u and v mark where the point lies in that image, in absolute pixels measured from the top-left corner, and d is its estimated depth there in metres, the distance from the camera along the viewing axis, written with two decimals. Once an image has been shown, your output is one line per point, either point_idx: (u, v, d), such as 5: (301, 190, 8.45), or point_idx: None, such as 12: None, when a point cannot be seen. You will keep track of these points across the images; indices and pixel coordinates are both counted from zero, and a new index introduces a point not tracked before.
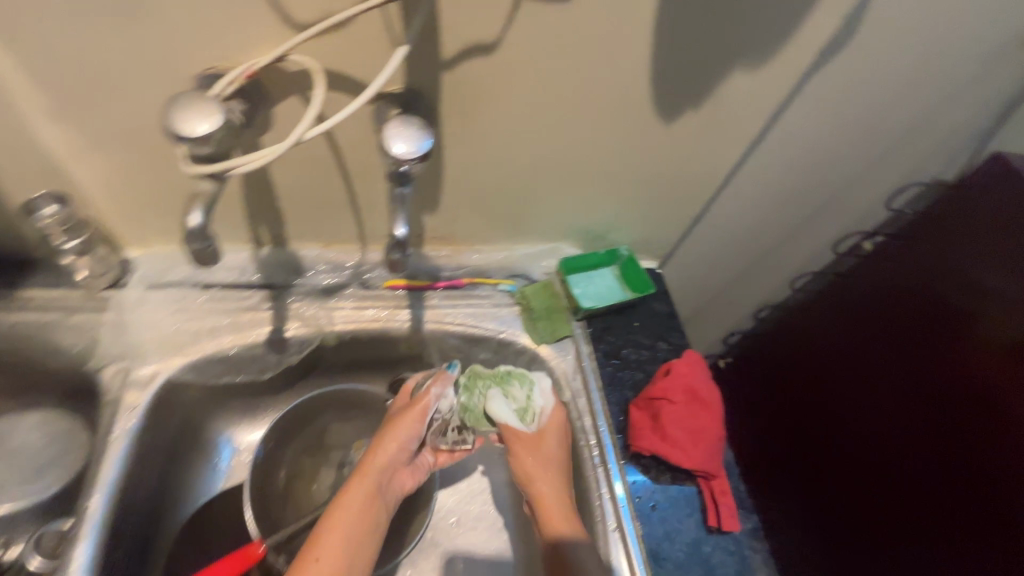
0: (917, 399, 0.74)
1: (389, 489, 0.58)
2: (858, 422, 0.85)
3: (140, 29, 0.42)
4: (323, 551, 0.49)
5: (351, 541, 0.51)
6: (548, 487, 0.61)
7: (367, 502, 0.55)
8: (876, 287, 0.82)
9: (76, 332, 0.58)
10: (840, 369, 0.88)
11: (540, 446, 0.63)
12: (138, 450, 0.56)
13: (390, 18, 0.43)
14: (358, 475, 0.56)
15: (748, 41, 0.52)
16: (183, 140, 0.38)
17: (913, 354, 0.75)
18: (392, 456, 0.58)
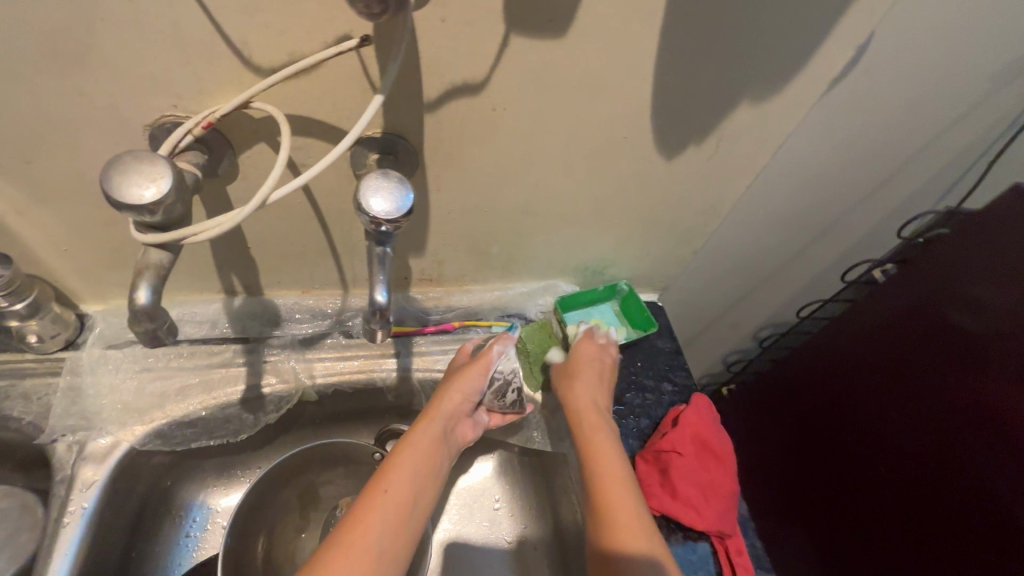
0: (928, 432, 0.71)
1: (453, 435, 0.58)
2: (867, 460, 0.80)
3: (80, 78, 0.37)
4: (392, 484, 0.48)
5: (420, 478, 0.51)
6: (601, 427, 0.57)
7: (435, 446, 0.54)
8: (887, 319, 0.79)
9: (26, 402, 0.53)
10: (850, 404, 0.84)
11: (586, 383, 0.61)
12: (95, 533, 0.50)
13: (365, 60, 0.39)
14: (425, 421, 0.55)
15: (756, 74, 0.48)
16: (123, 208, 0.33)
17: (924, 384, 0.72)
18: (458, 406, 0.58)
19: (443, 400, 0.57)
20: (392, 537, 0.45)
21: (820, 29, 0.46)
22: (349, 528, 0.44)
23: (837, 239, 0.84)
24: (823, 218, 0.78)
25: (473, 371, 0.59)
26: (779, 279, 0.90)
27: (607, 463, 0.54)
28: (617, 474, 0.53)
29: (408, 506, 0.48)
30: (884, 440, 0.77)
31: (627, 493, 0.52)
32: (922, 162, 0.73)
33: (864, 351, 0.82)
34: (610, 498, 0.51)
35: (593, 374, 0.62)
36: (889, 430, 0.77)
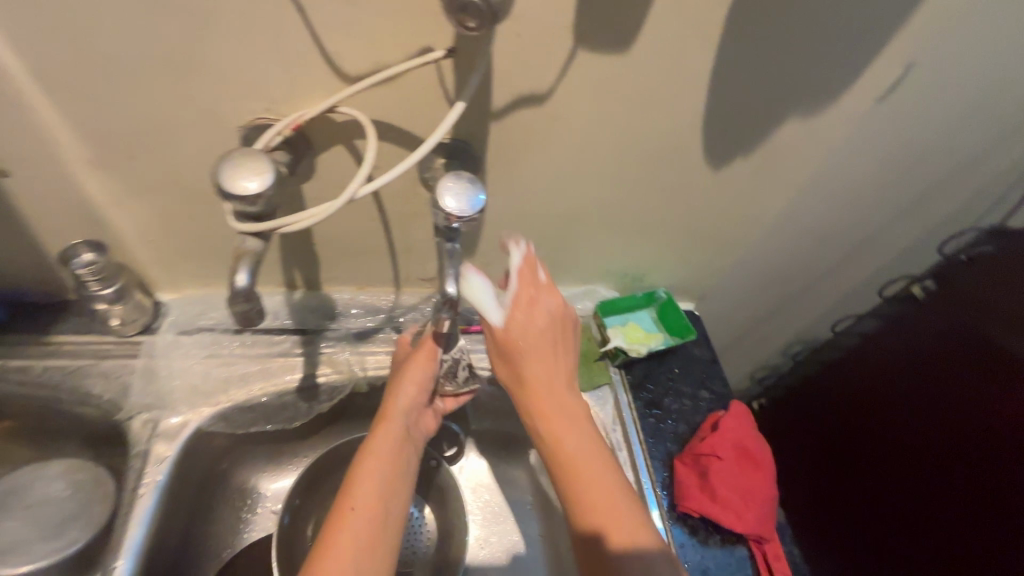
0: (963, 448, 0.72)
1: (416, 430, 0.55)
2: (901, 476, 0.81)
3: (189, 84, 0.42)
4: (359, 501, 0.46)
5: (386, 486, 0.49)
6: (571, 426, 0.51)
7: (395, 448, 0.51)
8: (920, 337, 0.80)
9: (106, 380, 0.57)
10: (882, 418, 0.85)
11: (541, 370, 0.52)
12: (164, 505, 0.53)
13: (442, 71, 0.42)
14: (381, 420, 0.53)
15: (805, 91, 0.51)
16: (230, 199, 0.37)
17: (958, 401, 0.73)
18: (414, 398, 0.55)
19: (397, 396, 0.54)
20: (367, 555, 0.44)
21: (870, 49, 0.48)
22: (326, 552, 0.43)
23: (873, 256, 0.84)
24: (861, 234, 0.79)
25: (420, 359, 0.55)
26: (816, 293, 0.90)
27: (586, 472, 0.49)
28: (600, 480, 0.48)
29: (379, 520, 0.46)
30: (916, 455, 0.78)
31: (613, 499, 0.48)
32: (964, 180, 0.74)
33: (896, 368, 0.83)
34: (593, 515, 0.47)
35: (542, 353, 0.53)
36: (922, 446, 0.77)
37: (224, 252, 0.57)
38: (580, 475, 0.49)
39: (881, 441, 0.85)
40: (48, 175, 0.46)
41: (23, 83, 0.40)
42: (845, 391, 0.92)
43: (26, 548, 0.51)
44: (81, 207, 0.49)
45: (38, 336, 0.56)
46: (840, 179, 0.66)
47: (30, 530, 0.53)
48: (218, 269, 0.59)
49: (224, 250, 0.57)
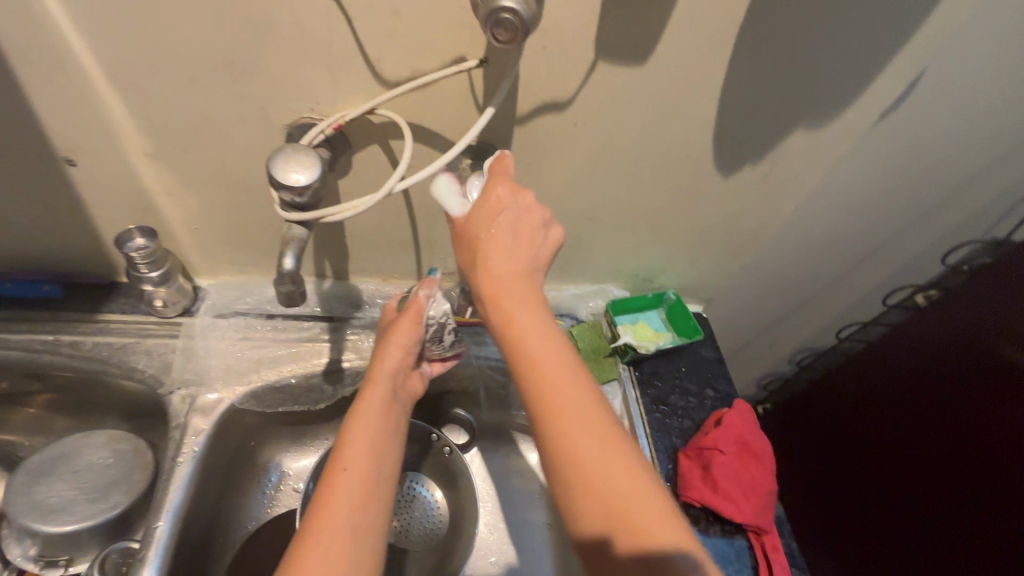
0: (953, 454, 0.75)
1: (406, 389, 0.56)
2: (897, 479, 0.83)
3: (244, 86, 0.46)
4: (350, 462, 0.47)
5: (376, 445, 0.49)
6: (564, 374, 0.41)
7: (384, 407, 0.52)
8: (927, 345, 0.80)
9: (149, 356, 0.61)
10: (881, 423, 0.87)
11: (520, 310, 0.43)
12: (200, 473, 0.57)
13: (474, 79, 0.46)
14: (370, 383, 0.53)
15: (810, 105, 0.54)
16: (281, 189, 0.41)
17: (950, 408, 0.76)
18: (400, 360, 0.55)
19: (383, 358, 0.54)
20: (360, 513, 0.44)
21: (873, 65, 0.51)
22: (319, 513, 0.43)
23: (880, 265, 0.87)
24: (868, 243, 0.81)
25: (404, 323, 0.55)
26: (822, 300, 0.92)
27: (582, 431, 0.39)
28: (601, 438, 0.39)
29: (370, 478, 0.46)
30: (911, 458, 0.81)
31: (619, 463, 0.39)
32: (968, 193, 0.76)
33: (895, 375, 0.85)
34: (593, 483, 0.38)
35: (521, 287, 0.44)
36: (918, 450, 0.80)
37: (261, 242, 0.61)
38: (576, 436, 0.39)
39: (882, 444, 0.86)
40: (111, 165, 0.50)
41: (97, 81, 0.44)
42: (849, 395, 0.94)
43: (74, 508, 0.56)
44: (137, 194, 0.54)
45: (90, 313, 0.62)
46: (845, 188, 0.69)
47: (74, 492, 0.57)
48: (255, 258, 0.63)
49: (262, 240, 0.61)
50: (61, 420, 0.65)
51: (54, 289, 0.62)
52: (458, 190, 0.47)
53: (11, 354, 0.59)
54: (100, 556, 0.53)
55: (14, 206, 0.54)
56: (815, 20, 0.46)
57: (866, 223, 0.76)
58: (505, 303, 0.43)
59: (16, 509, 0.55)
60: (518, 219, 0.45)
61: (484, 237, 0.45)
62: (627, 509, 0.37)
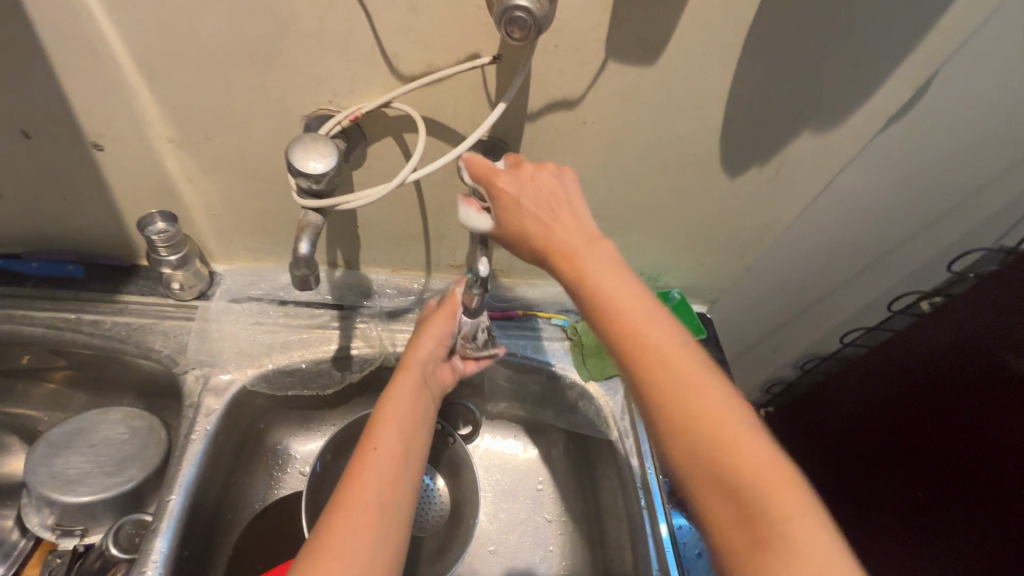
0: (952, 461, 0.75)
1: (434, 382, 0.60)
2: (900, 484, 0.84)
3: (266, 77, 0.47)
4: (380, 441, 0.50)
5: (405, 429, 0.53)
6: (644, 321, 0.41)
7: (414, 394, 0.56)
8: (932, 351, 0.79)
9: (166, 337, 0.63)
10: (882, 428, 0.87)
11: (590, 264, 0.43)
12: (212, 450, 0.59)
13: (487, 75, 0.48)
14: (401, 371, 0.57)
15: (817, 107, 0.55)
16: (299, 177, 0.43)
17: (949, 417, 0.76)
18: (432, 351, 0.60)
19: (415, 348, 0.59)
20: (388, 491, 0.47)
21: (879, 70, 0.52)
22: (348, 489, 0.47)
23: (886, 272, 0.87)
24: (874, 248, 0.81)
25: (439, 317, 0.61)
26: (827, 305, 0.93)
27: (668, 370, 0.38)
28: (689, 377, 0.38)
29: (399, 459, 0.50)
30: (913, 464, 0.81)
31: (712, 401, 0.37)
32: (977, 201, 0.76)
33: (894, 382, 0.85)
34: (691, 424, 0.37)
35: (605, 264, 0.43)
36: (923, 455, 0.80)
37: (276, 230, 0.63)
38: (663, 379, 0.38)
39: (885, 448, 0.87)
40: (137, 150, 0.52)
41: (126, 69, 0.46)
42: (853, 398, 0.93)
43: (90, 480, 0.58)
44: (160, 179, 0.56)
45: (111, 293, 0.64)
46: (852, 191, 0.70)
47: (91, 465, 0.59)
48: (269, 245, 0.65)
49: (277, 228, 0.63)
50: (79, 396, 0.68)
51: (77, 269, 0.63)
52: (474, 207, 0.48)
53: (34, 330, 0.61)
54: (116, 525, 0.56)
55: (43, 187, 0.56)
56: (822, 23, 0.48)
57: (873, 228, 0.77)
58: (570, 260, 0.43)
59: (35, 478, 0.57)
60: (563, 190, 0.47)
61: (535, 226, 0.44)
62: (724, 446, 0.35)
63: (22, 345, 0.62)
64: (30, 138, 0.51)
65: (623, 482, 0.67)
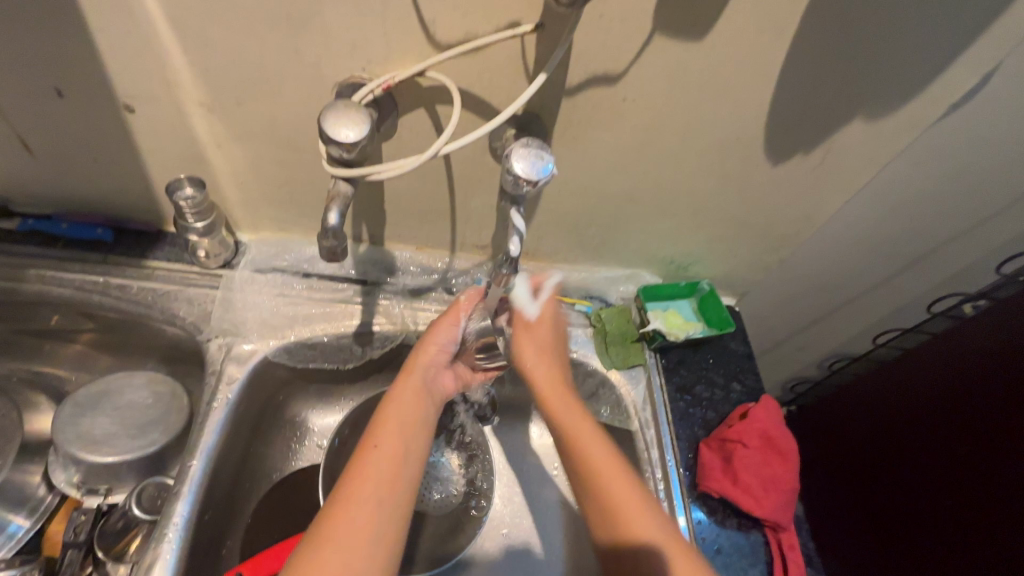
0: (963, 466, 0.70)
1: (436, 386, 0.58)
2: (899, 482, 0.80)
3: (299, 42, 0.46)
4: (380, 439, 0.49)
5: (408, 428, 0.51)
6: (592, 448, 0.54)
7: (415, 398, 0.54)
8: (955, 359, 0.74)
9: (190, 304, 0.63)
10: (892, 427, 0.83)
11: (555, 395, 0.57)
12: (233, 418, 0.60)
13: (526, 45, 0.46)
14: (403, 374, 0.56)
15: (873, 92, 0.52)
16: (331, 144, 0.42)
17: (970, 421, 0.71)
18: (435, 356, 0.57)
19: (419, 352, 0.57)
20: (390, 490, 0.47)
21: (947, 52, 0.49)
22: (351, 488, 0.46)
23: (927, 272, 0.83)
24: (916, 246, 0.78)
25: (444, 321, 0.58)
26: (860, 303, 0.89)
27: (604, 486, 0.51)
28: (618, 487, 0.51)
29: (401, 456, 0.49)
30: (917, 465, 0.77)
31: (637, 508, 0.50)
32: None
33: (915, 381, 0.80)
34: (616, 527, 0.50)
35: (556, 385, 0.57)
36: (924, 464, 0.76)
37: (301, 200, 0.62)
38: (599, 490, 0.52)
39: (885, 453, 0.83)
40: (168, 113, 0.52)
41: (159, 29, 0.45)
42: (861, 400, 0.89)
43: (114, 442, 0.59)
44: (188, 143, 0.55)
45: (138, 258, 0.65)
46: (899, 182, 0.66)
47: (116, 426, 0.60)
48: (295, 216, 0.65)
49: (302, 199, 0.62)
50: (104, 358, 0.69)
51: (106, 233, 0.64)
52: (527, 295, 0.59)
53: (62, 291, 0.61)
54: (139, 486, 0.57)
55: (75, 148, 0.56)
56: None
57: (916, 223, 0.73)
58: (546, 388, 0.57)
59: (62, 436, 0.58)
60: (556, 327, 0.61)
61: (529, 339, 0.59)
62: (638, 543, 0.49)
63: (50, 305, 0.63)
64: (63, 97, 0.51)
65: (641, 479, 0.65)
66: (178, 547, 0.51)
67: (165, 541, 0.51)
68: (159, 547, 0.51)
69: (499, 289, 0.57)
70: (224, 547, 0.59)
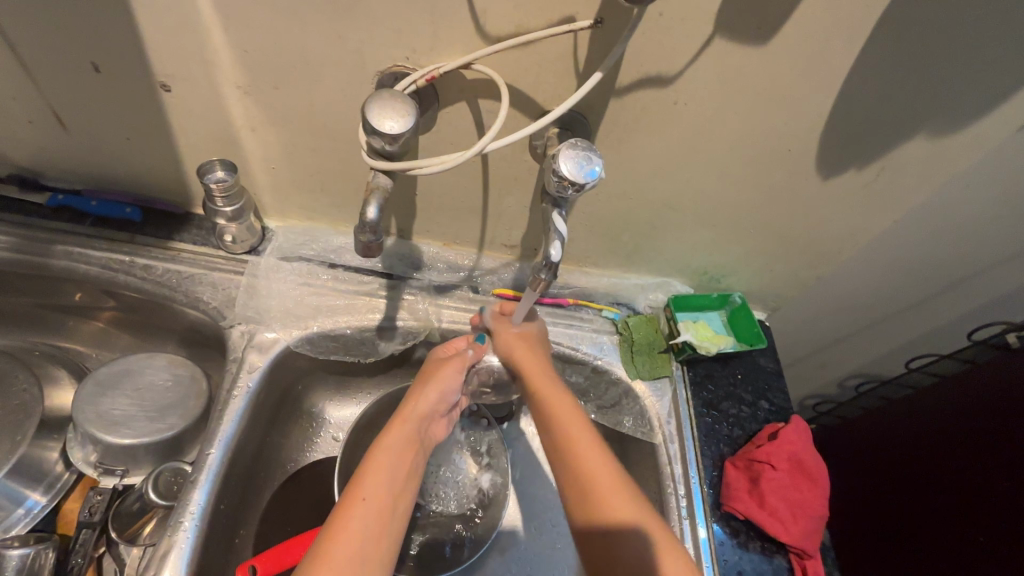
0: (1000, 502, 0.68)
1: (428, 435, 0.55)
2: (929, 514, 0.77)
3: (345, 27, 0.44)
4: (369, 492, 0.46)
5: (397, 479, 0.49)
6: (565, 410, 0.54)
7: (405, 450, 0.51)
8: (997, 391, 0.71)
9: (215, 289, 0.63)
10: (920, 456, 0.80)
11: (543, 385, 0.56)
12: (252, 406, 0.59)
13: (580, 42, 0.44)
14: (397, 421, 0.53)
15: (940, 109, 0.49)
16: (373, 135, 0.40)
17: (1011, 456, 0.67)
18: (433, 403, 0.55)
19: (416, 401, 0.55)
20: (372, 547, 0.44)
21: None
22: (329, 547, 0.43)
23: (968, 296, 0.80)
24: (958, 269, 0.75)
25: (449, 370, 0.57)
26: (893, 324, 0.87)
27: (574, 449, 0.51)
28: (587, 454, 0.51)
29: (390, 508, 0.47)
30: (946, 497, 0.74)
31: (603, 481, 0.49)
32: None
33: (954, 410, 0.76)
34: (588, 502, 0.49)
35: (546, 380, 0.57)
36: (959, 499, 0.73)
37: (333, 190, 0.61)
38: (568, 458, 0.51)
39: (914, 483, 0.80)
40: (206, 93, 0.51)
41: (201, 9, 0.44)
42: (891, 426, 0.86)
43: (132, 424, 0.58)
44: (222, 125, 0.54)
45: (164, 239, 0.64)
46: (950, 203, 0.63)
47: (135, 409, 0.59)
48: (324, 205, 0.63)
49: (333, 188, 0.61)
50: (124, 336, 0.68)
51: (135, 212, 0.64)
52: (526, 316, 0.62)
53: (89, 269, 0.61)
54: (155, 471, 0.56)
55: (107, 125, 0.55)
56: (970, 11, 0.42)
57: (962, 246, 0.71)
58: (523, 364, 0.58)
59: (82, 415, 0.57)
60: (539, 340, 0.61)
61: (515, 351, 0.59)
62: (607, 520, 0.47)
63: (75, 282, 0.62)
64: (100, 72, 0.50)
65: (661, 495, 0.63)
66: (193, 536, 0.51)
67: (180, 530, 0.50)
68: (175, 536, 0.50)
69: (530, 292, 0.52)
70: (238, 537, 0.58)
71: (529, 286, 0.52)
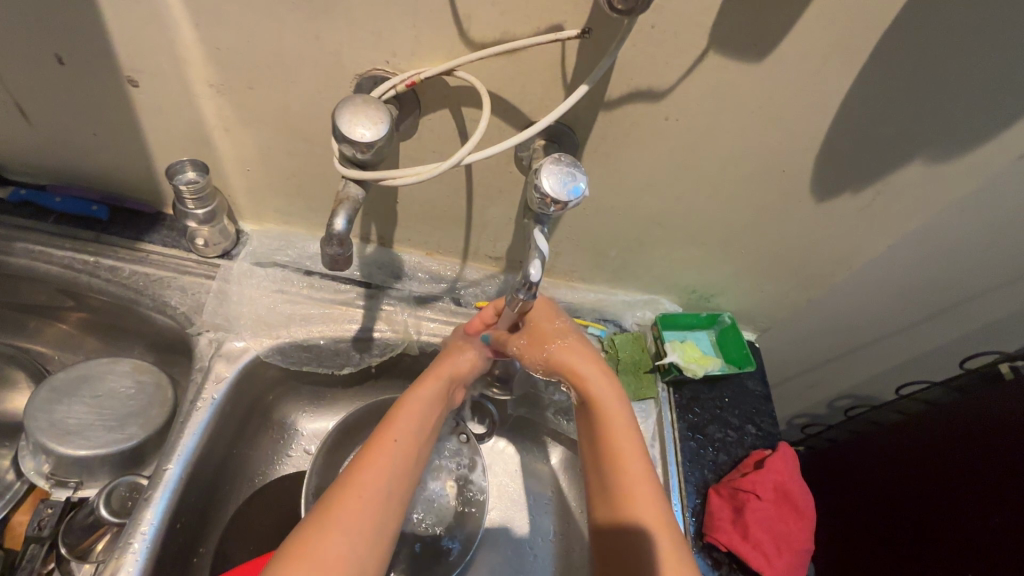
0: (983, 535, 0.66)
1: (451, 398, 0.58)
2: (911, 544, 0.75)
3: (322, 27, 0.42)
4: (401, 434, 0.50)
5: (422, 429, 0.52)
6: (622, 422, 0.53)
7: (429, 405, 0.54)
8: (988, 421, 0.70)
9: (184, 293, 0.60)
10: (907, 484, 0.78)
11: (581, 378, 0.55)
12: (216, 419, 0.56)
13: (567, 52, 0.42)
14: (431, 376, 0.56)
15: (938, 136, 0.47)
16: (343, 142, 0.38)
17: (999, 489, 0.66)
18: (462, 369, 0.58)
19: (445, 361, 0.57)
20: (396, 484, 0.48)
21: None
22: (361, 469, 0.47)
23: (961, 323, 0.79)
24: (951, 295, 0.74)
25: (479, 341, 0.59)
26: (883, 347, 0.85)
27: (618, 447, 0.52)
28: (638, 467, 0.51)
29: (413, 458, 0.50)
30: (931, 531, 0.72)
31: (646, 494, 0.50)
32: None
33: (945, 440, 0.75)
34: (619, 497, 0.50)
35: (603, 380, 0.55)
36: (942, 531, 0.71)
37: (311, 194, 0.59)
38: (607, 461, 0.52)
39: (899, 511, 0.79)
40: (176, 90, 0.48)
41: (170, 3, 0.42)
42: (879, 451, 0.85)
43: (89, 434, 0.55)
44: (193, 123, 0.51)
45: (132, 239, 0.61)
46: (944, 230, 0.62)
47: (92, 417, 0.56)
48: (302, 209, 0.61)
49: (311, 192, 0.58)
50: (89, 339, 0.65)
51: (102, 210, 0.61)
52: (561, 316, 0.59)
53: (50, 268, 0.58)
54: (109, 486, 0.53)
55: (74, 119, 0.52)
56: (973, 37, 0.40)
57: (954, 272, 0.69)
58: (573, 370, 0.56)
59: (34, 423, 0.54)
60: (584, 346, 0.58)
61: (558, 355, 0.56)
62: (631, 524, 0.49)
63: (36, 282, 0.59)
64: (65, 64, 0.47)
65: None
66: (142, 559, 0.48)
67: (129, 552, 0.47)
68: (123, 557, 0.47)
69: (511, 309, 0.51)
70: (196, 556, 0.55)
71: (511, 305, 0.50)
